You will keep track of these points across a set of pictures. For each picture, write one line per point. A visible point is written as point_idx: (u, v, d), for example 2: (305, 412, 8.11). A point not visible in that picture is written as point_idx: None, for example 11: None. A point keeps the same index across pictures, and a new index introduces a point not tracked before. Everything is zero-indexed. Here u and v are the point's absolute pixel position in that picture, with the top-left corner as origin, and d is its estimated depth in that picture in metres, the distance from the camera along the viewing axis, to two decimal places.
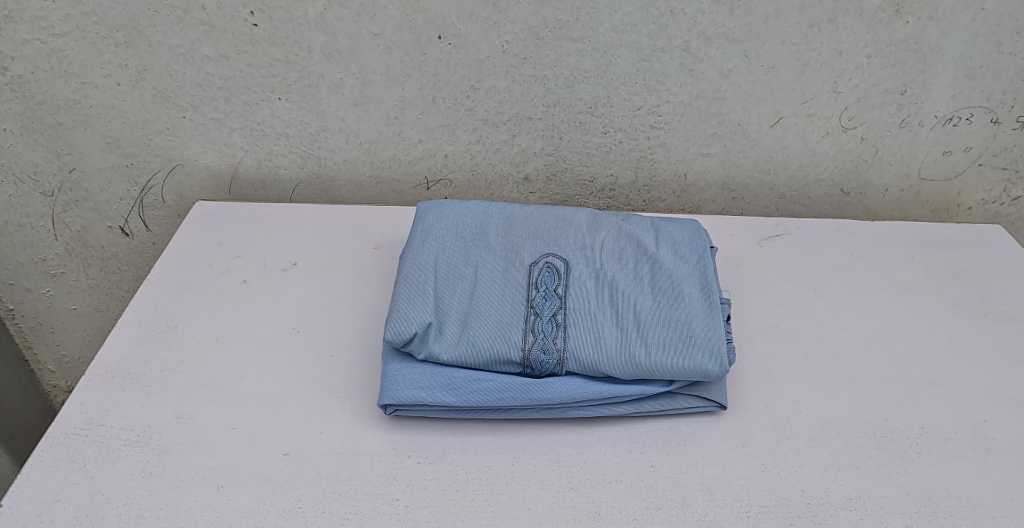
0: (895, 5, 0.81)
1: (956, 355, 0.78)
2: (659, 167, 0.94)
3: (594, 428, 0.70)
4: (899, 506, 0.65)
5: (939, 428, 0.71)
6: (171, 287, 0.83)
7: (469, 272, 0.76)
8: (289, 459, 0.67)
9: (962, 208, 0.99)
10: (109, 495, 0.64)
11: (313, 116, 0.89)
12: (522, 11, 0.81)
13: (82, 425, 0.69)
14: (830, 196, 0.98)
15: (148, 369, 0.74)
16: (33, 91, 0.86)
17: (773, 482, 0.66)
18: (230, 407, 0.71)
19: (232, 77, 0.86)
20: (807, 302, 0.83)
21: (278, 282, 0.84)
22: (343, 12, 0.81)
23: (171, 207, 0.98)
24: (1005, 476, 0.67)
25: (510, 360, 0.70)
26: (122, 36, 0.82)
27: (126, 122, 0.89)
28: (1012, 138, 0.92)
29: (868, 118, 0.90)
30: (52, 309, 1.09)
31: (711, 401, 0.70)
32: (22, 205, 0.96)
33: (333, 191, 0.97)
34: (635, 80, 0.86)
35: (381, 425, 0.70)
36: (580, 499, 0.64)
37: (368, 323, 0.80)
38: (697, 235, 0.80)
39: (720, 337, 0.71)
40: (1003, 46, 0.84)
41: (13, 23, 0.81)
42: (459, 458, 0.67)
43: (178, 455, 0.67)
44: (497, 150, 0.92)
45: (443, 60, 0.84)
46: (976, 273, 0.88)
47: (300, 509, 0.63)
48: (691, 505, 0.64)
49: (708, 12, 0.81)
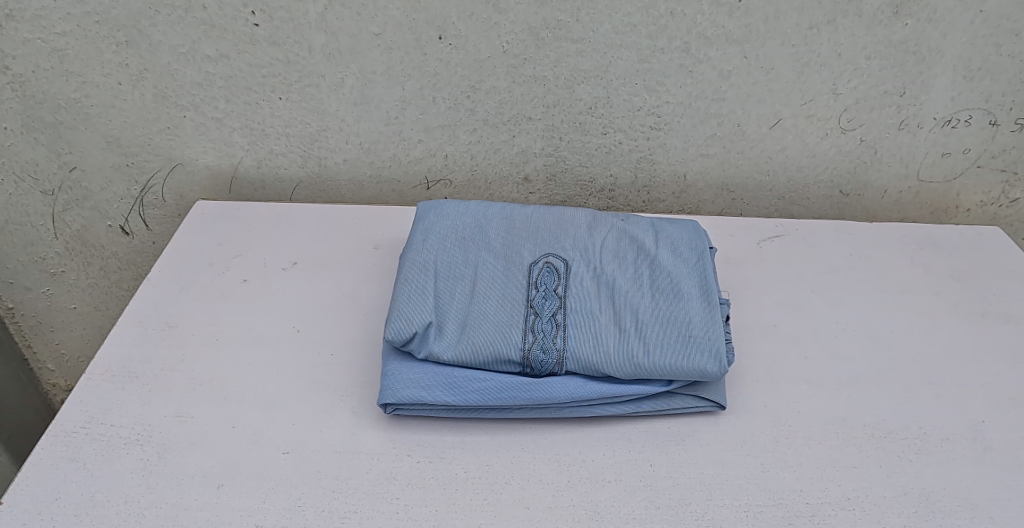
0: (894, 6, 0.81)
1: (955, 356, 0.78)
2: (658, 168, 0.95)
3: (593, 428, 0.70)
4: (897, 506, 0.65)
5: (938, 428, 0.71)
6: (171, 286, 0.83)
7: (469, 272, 0.76)
8: (289, 458, 0.67)
9: (961, 210, 1.00)
10: (110, 493, 0.64)
11: (313, 116, 0.89)
12: (522, 11, 0.81)
13: (82, 423, 0.69)
14: (829, 197, 0.98)
15: (148, 368, 0.74)
16: (34, 90, 0.86)
17: (772, 482, 0.66)
18: (230, 406, 0.71)
19: (232, 77, 0.86)
20: (806, 303, 0.84)
21: (278, 282, 0.84)
22: (344, 12, 0.81)
23: (171, 207, 0.98)
24: (1003, 476, 0.68)
25: (510, 359, 0.70)
26: (123, 36, 0.82)
27: (127, 121, 0.89)
28: (1011, 139, 0.92)
29: (867, 120, 0.90)
30: (52, 308, 1.09)
31: (710, 400, 0.71)
32: (22, 204, 0.96)
33: (333, 190, 0.97)
34: (635, 80, 0.87)
35: (380, 424, 0.70)
36: (579, 499, 0.64)
37: (368, 322, 0.80)
38: (697, 235, 0.80)
39: (719, 337, 0.71)
40: (1002, 47, 0.84)
41: (14, 22, 0.81)
42: (459, 457, 0.67)
43: (178, 453, 0.67)
44: (497, 150, 0.92)
45: (444, 60, 0.85)
46: (975, 274, 0.89)
47: (300, 508, 0.63)
48: (690, 504, 0.64)
49: (707, 13, 0.81)
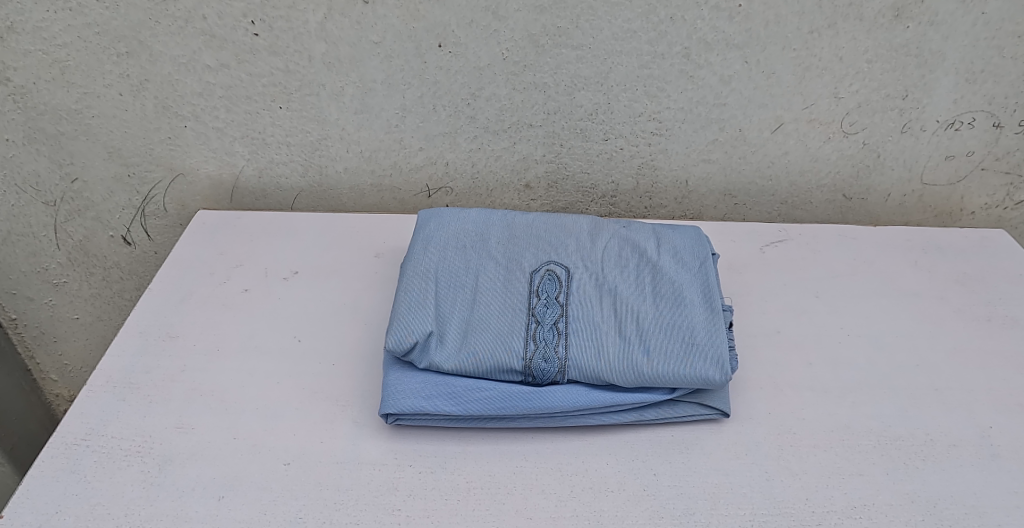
0: (895, 10, 0.81)
1: (961, 361, 0.78)
2: (660, 174, 0.94)
3: (596, 437, 0.70)
4: (905, 514, 0.64)
5: (945, 434, 0.71)
6: (172, 295, 0.83)
7: (470, 281, 0.76)
8: (289, 469, 0.67)
9: (965, 213, 0.99)
10: (110, 506, 0.64)
11: (314, 125, 0.89)
12: (522, 19, 0.81)
13: (82, 434, 0.69)
14: (831, 201, 0.98)
15: (148, 379, 0.74)
16: (36, 101, 0.86)
17: (776, 490, 0.66)
18: (232, 416, 0.71)
19: (232, 87, 0.86)
20: (810, 309, 0.83)
21: (278, 291, 0.84)
22: (343, 21, 0.81)
23: (173, 217, 0.98)
24: (1011, 482, 0.67)
25: (512, 369, 0.70)
26: (124, 47, 0.83)
27: (128, 131, 0.89)
28: (1014, 142, 0.92)
29: (870, 123, 0.90)
30: (54, 318, 1.09)
31: (713, 408, 0.70)
32: (24, 215, 0.96)
33: (334, 199, 0.97)
34: (635, 87, 0.86)
35: (382, 434, 0.69)
36: (582, 509, 0.64)
37: (369, 332, 0.80)
38: (698, 242, 0.80)
39: (722, 343, 0.71)
40: (1005, 50, 0.84)
41: (16, 34, 0.81)
42: (462, 467, 0.67)
43: (179, 466, 0.67)
44: (498, 157, 0.92)
45: (443, 68, 0.84)
46: (981, 279, 0.88)
47: (300, 519, 0.63)
48: (694, 514, 0.64)
49: (707, 18, 0.81)
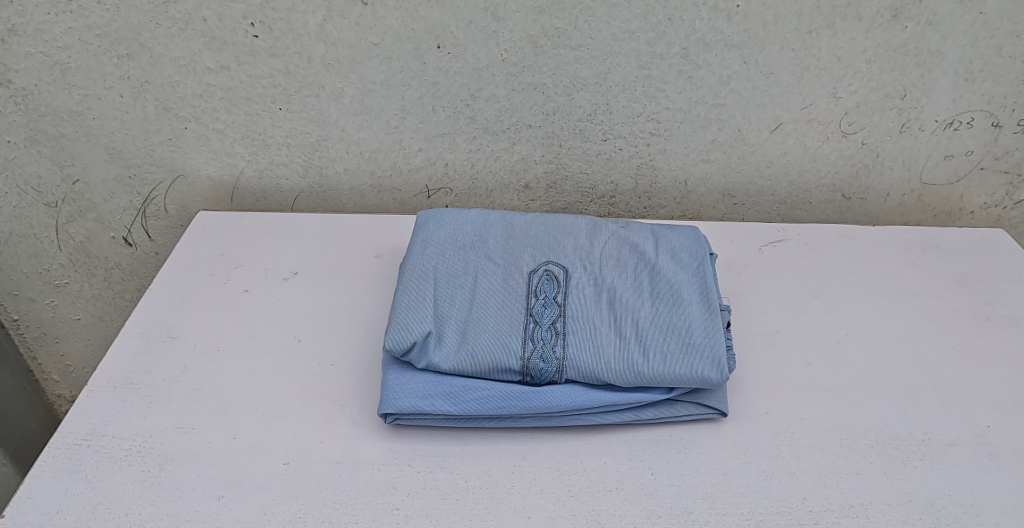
0: (894, 10, 0.81)
1: (960, 361, 0.78)
2: (659, 174, 0.94)
3: (594, 437, 0.70)
4: (903, 514, 0.64)
5: (943, 434, 0.71)
6: (173, 296, 0.83)
7: (469, 281, 0.76)
8: (289, 469, 0.67)
9: (964, 213, 0.99)
10: (111, 505, 0.64)
11: (313, 126, 0.90)
12: (521, 19, 0.81)
13: (83, 434, 0.69)
14: (830, 201, 0.98)
15: (149, 379, 0.74)
16: (36, 103, 0.87)
17: (774, 489, 0.66)
18: (232, 416, 0.71)
19: (232, 88, 0.86)
20: (809, 309, 0.83)
21: (278, 292, 0.84)
22: (343, 23, 0.81)
23: (173, 218, 0.98)
24: (1009, 481, 0.67)
25: (510, 368, 0.70)
26: (124, 49, 0.83)
27: (129, 133, 0.90)
28: (1013, 141, 0.92)
29: (869, 123, 0.90)
30: (56, 319, 1.09)
31: (711, 408, 0.70)
32: (26, 216, 0.97)
33: (334, 200, 0.97)
34: (634, 87, 0.87)
35: (381, 434, 0.70)
36: (580, 508, 0.64)
37: (369, 332, 0.80)
38: (697, 242, 0.80)
39: (719, 343, 0.71)
40: (1003, 49, 0.84)
41: (17, 36, 0.81)
42: (461, 466, 0.67)
43: (179, 465, 0.67)
44: (498, 157, 0.92)
45: (443, 70, 0.85)
46: (980, 278, 0.88)
47: (299, 519, 0.63)
48: (692, 513, 0.64)
49: (706, 18, 0.81)
